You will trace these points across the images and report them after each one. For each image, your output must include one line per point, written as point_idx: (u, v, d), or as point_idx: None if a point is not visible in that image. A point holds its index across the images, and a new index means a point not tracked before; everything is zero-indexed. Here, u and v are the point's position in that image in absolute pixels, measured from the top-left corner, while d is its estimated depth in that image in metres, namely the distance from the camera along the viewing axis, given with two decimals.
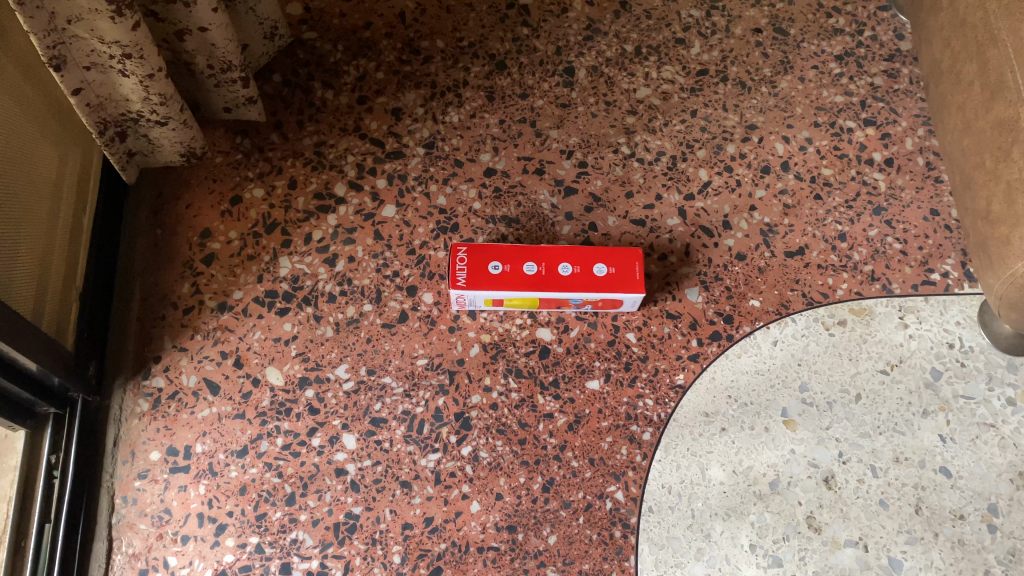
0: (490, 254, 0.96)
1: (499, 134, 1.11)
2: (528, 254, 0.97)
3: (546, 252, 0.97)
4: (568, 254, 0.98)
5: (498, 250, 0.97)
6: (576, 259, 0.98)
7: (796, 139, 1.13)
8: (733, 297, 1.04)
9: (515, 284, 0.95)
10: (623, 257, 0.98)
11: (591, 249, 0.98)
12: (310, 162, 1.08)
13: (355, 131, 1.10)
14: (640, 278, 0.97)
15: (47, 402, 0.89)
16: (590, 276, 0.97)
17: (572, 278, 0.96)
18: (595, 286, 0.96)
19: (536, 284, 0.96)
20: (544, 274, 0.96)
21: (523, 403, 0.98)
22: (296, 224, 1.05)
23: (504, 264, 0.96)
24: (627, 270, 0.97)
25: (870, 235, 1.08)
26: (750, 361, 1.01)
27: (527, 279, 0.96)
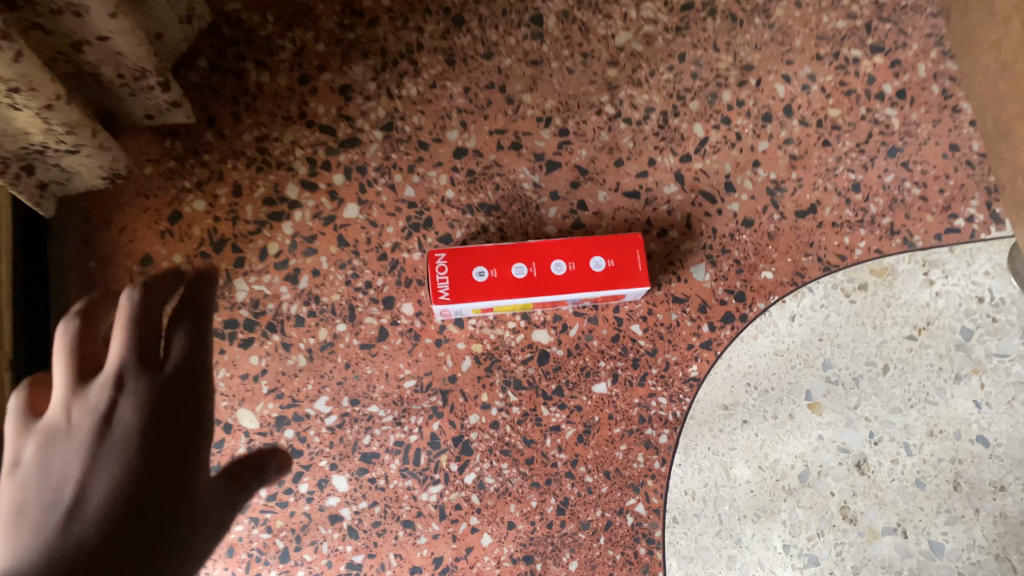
0: (473, 258, 0.87)
1: (465, 105, 0.98)
2: (516, 254, 0.87)
3: (536, 249, 0.87)
4: (563, 248, 0.88)
5: (482, 252, 0.87)
6: (571, 253, 0.88)
7: (798, 78, 1.01)
8: (744, 271, 0.94)
9: (504, 292, 0.86)
10: (622, 246, 0.88)
11: (586, 240, 0.88)
12: (254, 162, 0.95)
13: (300, 118, 0.96)
14: (643, 267, 0.88)
15: (279, 455, 0.82)
16: (587, 272, 0.87)
17: (570, 277, 0.87)
18: (595, 284, 0.87)
19: (529, 288, 0.87)
20: (536, 275, 0.87)
21: (526, 417, 0.89)
22: (248, 238, 0.93)
23: (493, 268, 0.87)
24: (628, 259, 0.88)
25: (886, 180, 0.98)
26: (767, 342, 0.92)
27: (518, 284, 0.87)
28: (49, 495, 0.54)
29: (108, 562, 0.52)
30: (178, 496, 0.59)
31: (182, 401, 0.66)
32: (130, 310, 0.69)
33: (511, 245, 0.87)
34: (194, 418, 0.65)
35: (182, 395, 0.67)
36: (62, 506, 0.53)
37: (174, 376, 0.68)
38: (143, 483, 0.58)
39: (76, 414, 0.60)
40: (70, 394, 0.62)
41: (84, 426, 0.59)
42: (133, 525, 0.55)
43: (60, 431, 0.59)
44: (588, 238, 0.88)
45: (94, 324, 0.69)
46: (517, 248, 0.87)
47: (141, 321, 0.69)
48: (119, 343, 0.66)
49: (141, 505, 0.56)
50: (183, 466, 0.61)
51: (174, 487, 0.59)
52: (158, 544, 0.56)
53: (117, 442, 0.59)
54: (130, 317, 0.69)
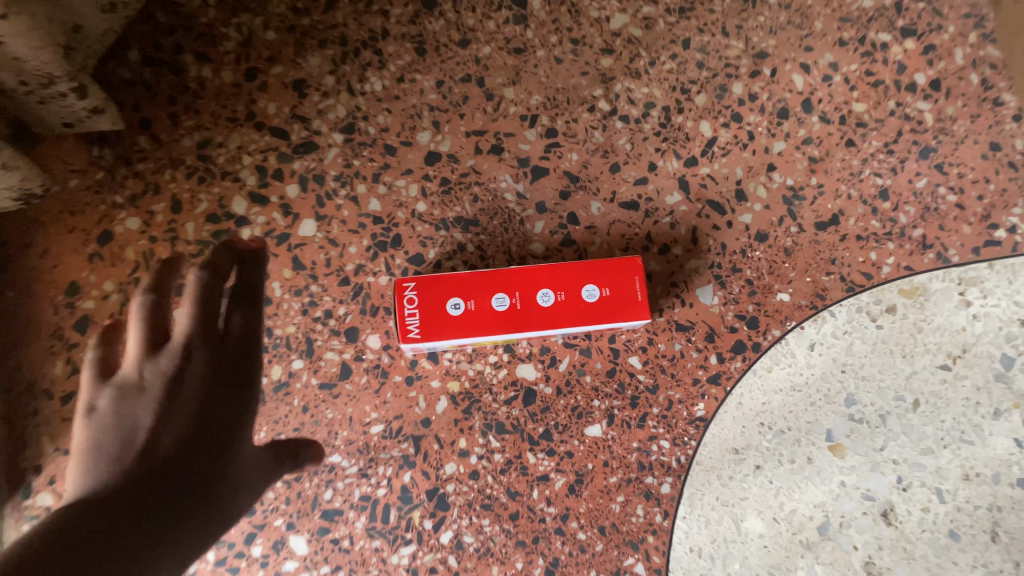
0: (448, 288, 0.75)
1: (438, 102, 0.85)
2: (498, 283, 0.75)
3: (520, 276, 0.76)
4: (551, 275, 0.76)
5: (457, 281, 0.75)
6: (560, 280, 0.76)
7: (819, 67, 0.88)
8: (757, 294, 0.83)
9: (483, 328, 0.75)
10: (619, 272, 0.76)
11: (577, 264, 0.76)
12: (195, 172, 0.82)
13: (248, 120, 0.83)
14: (644, 297, 0.76)
15: (314, 446, 0.73)
16: (580, 303, 0.76)
17: (559, 310, 0.75)
18: (588, 318, 0.75)
19: (512, 324, 0.75)
20: (521, 308, 0.75)
21: (510, 466, 0.78)
22: (190, 262, 0.81)
23: (470, 300, 0.75)
24: (626, 288, 0.76)
25: (918, 186, 0.86)
26: (783, 375, 0.82)
27: (500, 318, 0.75)
28: (115, 455, 0.59)
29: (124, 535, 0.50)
30: (219, 452, 0.63)
31: (235, 372, 0.71)
32: (206, 272, 0.73)
33: (491, 272, 0.76)
34: (242, 388, 0.70)
35: (233, 370, 0.71)
36: (122, 458, 0.59)
37: (235, 343, 0.72)
38: (179, 457, 0.60)
39: (149, 372, 0.66)
40: (144, 355, 0.67)
41: (155, 384, 0.65)
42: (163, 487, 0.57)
43: (133, 387, 0.65)
44: (579, 262, 0.76)
45: (162, 290, 0.71)
46: (498, 275, 0.76)
47: (211, 284, 0.73)
48: (185, 315, 0.71)
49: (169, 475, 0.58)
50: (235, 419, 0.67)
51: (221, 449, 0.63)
52: (188, 502, 0.57)
53: (178, 399, 0.65)
54: (197, 286, 0.72)
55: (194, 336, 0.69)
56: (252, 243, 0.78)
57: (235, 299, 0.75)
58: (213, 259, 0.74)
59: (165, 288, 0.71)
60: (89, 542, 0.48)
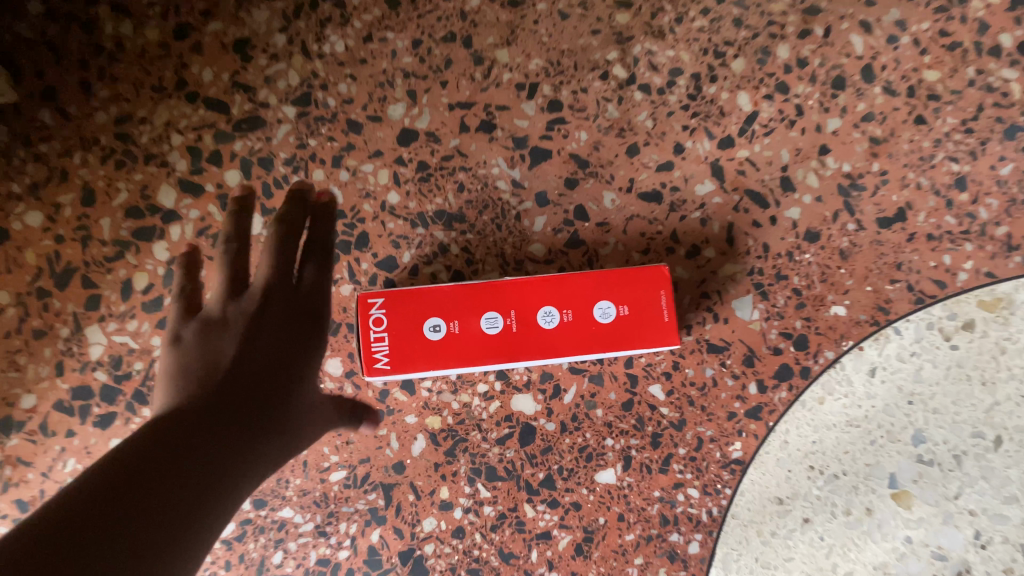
0: (426, 306, 0.60)
1: (414, 67, 0.68)
2: (488, 300, 0.60)
3: (516, 290, 0.60)
4: (554, 289, 0.61)
5: (438, 297, 0.60)
6: (566, 295, 0.61)
7: (883, 26, 0.71)
8: (806, 307, 0.68)
9: (471, 357, 0.60)
10: (639, 285, 0.60)
11: (590, 275, 0.61)
12: (112, 154, 0.66)
13: (178, 89, 0.67)
14: (672, 317, 0.60)
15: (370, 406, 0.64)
16: (590, 325, 0.60)
17: (564, 334, 0.60)
18: (602, 343, 0.60)
19: (506, 351, 0.60)
20: (517, 331, 0.60)
21: (503, 521, 0.65)
22: (105, 267, 0.65)
23: (454, 320, 0.60)
24: (649, 306, 0.60)
25: (1003, 173, 0.70)
26: (838, 408, 0.67)
27: (490, 343, 0.60)
28: (195, 383, 0.52)
29: (169, 497, 0.40)
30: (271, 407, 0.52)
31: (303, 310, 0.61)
32: (287, 221, 0.63)
33: (480, 285, 0.60)
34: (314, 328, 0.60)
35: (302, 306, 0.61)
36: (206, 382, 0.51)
37: (313, 295, 0.62)
38: (226, 420, 0.48)
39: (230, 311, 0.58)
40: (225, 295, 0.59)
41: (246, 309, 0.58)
42: (210, 447, 0.45)
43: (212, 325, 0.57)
44: (591, 272, 0.61)
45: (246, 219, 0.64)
46: (488, 289, 0.60)
47: (290, 230, 0.63)
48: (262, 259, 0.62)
49: (220, 440, 0.46)
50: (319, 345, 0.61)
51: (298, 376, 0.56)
52: (233, 473, 0.45)
53: (260, 336, 0.56)
54: (275, 239, 0.62)
55: (285, 275, 0.61)
56: (322, 195, 0.66)
57: (307, 248, 0.64)
58: (290, 211, 0.64)
59: (244, 234, 0.63)
60: (128, 494, 0.38)
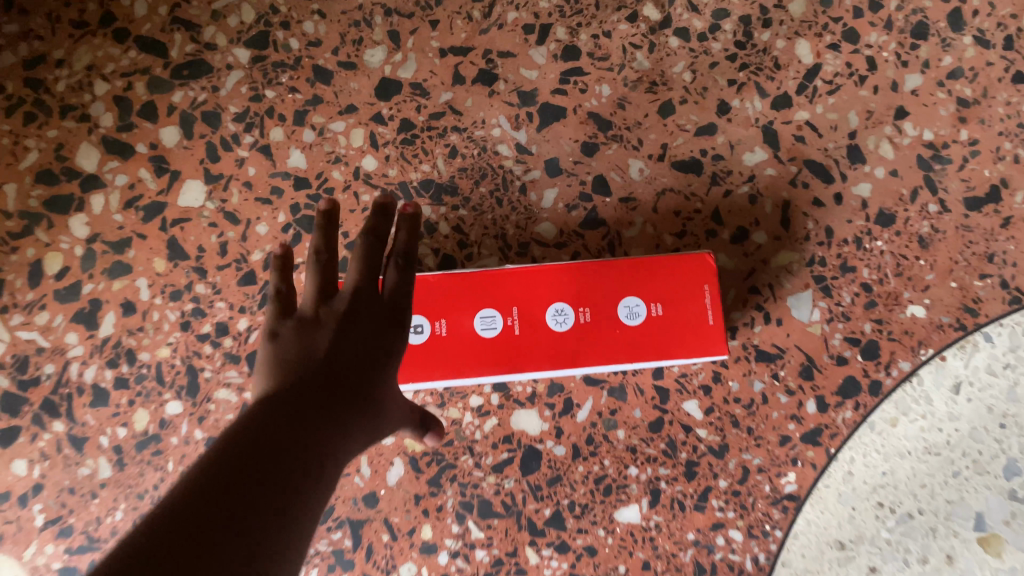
0: None
1: (397, 2, 0.55)
2: (483, 294, 0.48)
3: (520, 282, 0.48)
4: (568, 281, 0.48)
5: (420, 291, 0.48)
6: (583, 290, 0.48)
7: None
8: (877, 307, 0.55)
9: (461, 366, 0.47)
10: (676, 277, 0.48)
11: (614, 264, 0.48)
12: (19, 104, 0.54)
13: (103, 25, 0.54)
14: (719, 319, 0.47)
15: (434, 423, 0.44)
16: (613, 327, 0.47)
17: (580, 338, 0.47)
18: (629, 351, 0.47)
19: (506, 359, 0.47)
20: (520, 333, 0.47)
21: (500, 567, 0.52)
22: (10, 245, 0.53)
23: (442, 318, 0.48)
24: (689, 304, 0.47)
25: None
26: (913, 432, 0.54)
27: (486, 349, 0.47)
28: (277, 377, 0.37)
29: None
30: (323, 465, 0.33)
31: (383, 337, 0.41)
32: (374, 232, 0.44)
33: (474, 276, 0.48)
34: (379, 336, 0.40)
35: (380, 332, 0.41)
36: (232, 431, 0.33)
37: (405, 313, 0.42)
38: (290, 423, 0.34)
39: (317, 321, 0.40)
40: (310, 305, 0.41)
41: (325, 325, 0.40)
42: (265, 469, 0.31)
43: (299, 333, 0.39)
44: (616, 260, 0.48)
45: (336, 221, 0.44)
46: (485, 280, 0.48)
47: (378, 244, 0.44)
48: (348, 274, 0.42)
49: (276, 453, 0.32)
50: (388, 368, 0.40)
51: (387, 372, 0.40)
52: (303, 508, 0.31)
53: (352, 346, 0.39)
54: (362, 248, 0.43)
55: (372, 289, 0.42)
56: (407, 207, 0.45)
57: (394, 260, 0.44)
58: (375, 221, 0.44)
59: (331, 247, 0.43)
60: None
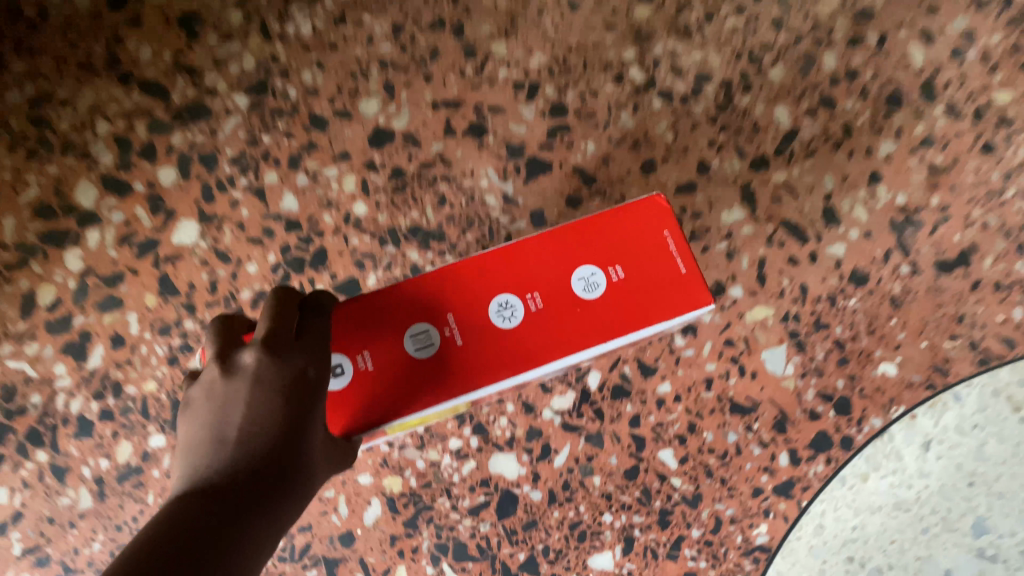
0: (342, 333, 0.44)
1: (394, 56, 0.57)
2: (427, 303, 0.45)
3: (449, 284, 0.45)
4: (515, 269, 0.45)
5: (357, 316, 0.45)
6: (534, 274, 0.45)
7: (947, 36, 0.61)
8: (849, 365, 0.56)
9: (427, 380, 0.43)
10: (629, 228, 0.45)
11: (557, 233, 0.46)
12: (24, 141, 0.55)
13: (109, 68, 0.56)
14: (687, 262, 0.45)
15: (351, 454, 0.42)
16: (575, 303, 0.44)
17: (545, 325, 0.44)
18: (602, 330, 0.44)
19: (470, 370, 0.44)
20: (466, 340, 0.44)
21: None
22: (4, 276, 0.54)
23: (366, 348, 0.44)
24: (656, 256, 0.44)
25: None
26: (885, 487, 0.55)
27: (449, 356, 0.44)
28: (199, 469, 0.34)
29: None
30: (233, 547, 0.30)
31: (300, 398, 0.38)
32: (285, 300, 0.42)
33: (392, 292, 0.45)
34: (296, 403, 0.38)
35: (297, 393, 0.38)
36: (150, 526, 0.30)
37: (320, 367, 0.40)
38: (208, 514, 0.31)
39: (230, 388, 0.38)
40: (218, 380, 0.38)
41: (214, 394, 0.38)
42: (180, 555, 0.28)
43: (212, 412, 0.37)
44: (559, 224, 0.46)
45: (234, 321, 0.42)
46: (423, 289, 0.45)
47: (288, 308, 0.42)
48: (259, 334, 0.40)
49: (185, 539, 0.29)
50: (309, 426, 0.38)
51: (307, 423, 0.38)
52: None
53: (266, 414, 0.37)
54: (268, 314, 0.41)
55: (281, 334, 0.40)
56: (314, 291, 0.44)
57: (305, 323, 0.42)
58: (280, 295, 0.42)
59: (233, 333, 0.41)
60: None
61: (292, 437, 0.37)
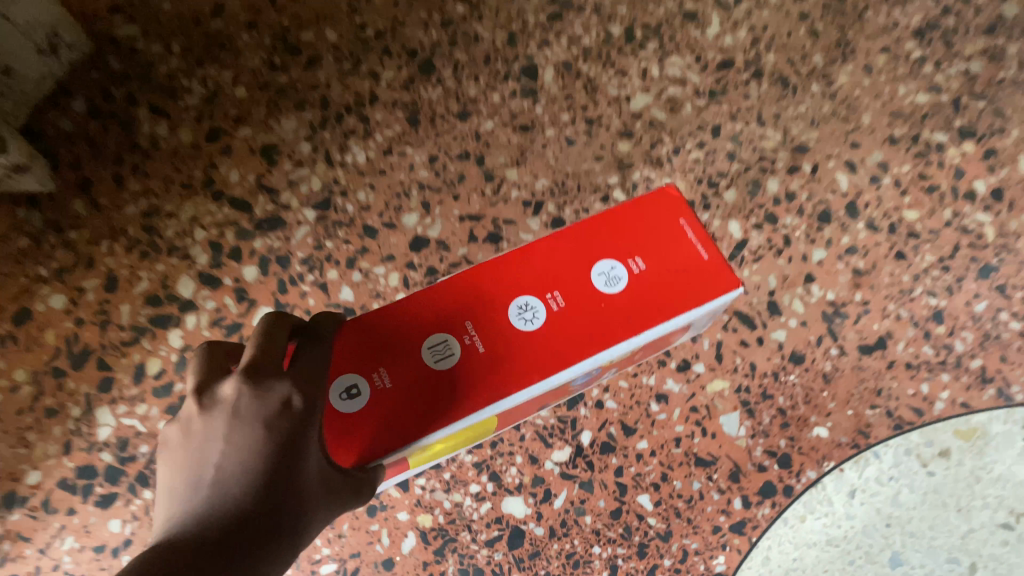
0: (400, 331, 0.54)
1: (429, 180, 0.73)
2: (480, 301, 0.55)
3: (499, 287, 0.56)
4: (555, 274, 0.57)
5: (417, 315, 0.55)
6: (571, 275, 0.57)
7: (866, 166, 0.77)
8: (790, 427, 0.70)
9: (481, 363, 0.53)
10: (656, 226, 0.58)
11: (568, 239, 0.58)
12: (138, 245, 0.70)
13: (205, 187, 0.72)
14: (706, 249, 0.57)
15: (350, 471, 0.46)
16: (604, 292, 0.55)
17: (579, 313, 0.55)
18: (625, 308, 0.55)
19: (506, 366, 0.53)
20: (486, 342, 0.54)
21: None
22: (120, 351, 0.68)
23: (380, 369, 0.53)
24: (679, 243, 0.57)
25: (977, 309, 0.74)
26: (819, 527, 0.69)
27: (501, 337, 0.54)
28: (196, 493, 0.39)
29: None
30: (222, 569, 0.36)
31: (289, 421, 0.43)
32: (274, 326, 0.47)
33: (450, 293, 0.56)
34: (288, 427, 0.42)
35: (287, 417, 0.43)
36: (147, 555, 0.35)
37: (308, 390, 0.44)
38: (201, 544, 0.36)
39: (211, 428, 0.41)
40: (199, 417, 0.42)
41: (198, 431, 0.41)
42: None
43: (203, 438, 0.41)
44: (565, 231, 0.58)
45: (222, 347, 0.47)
46: (477, 292, 0.56)
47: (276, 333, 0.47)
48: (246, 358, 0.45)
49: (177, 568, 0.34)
50: (302, 446, 0.42)
51: (297, 453, 0.42)
52: None
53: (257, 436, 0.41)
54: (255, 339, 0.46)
55: (261, 364, 0.44)
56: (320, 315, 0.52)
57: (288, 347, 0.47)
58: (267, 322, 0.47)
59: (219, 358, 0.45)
60: None
61: (284, 456, 0.41)
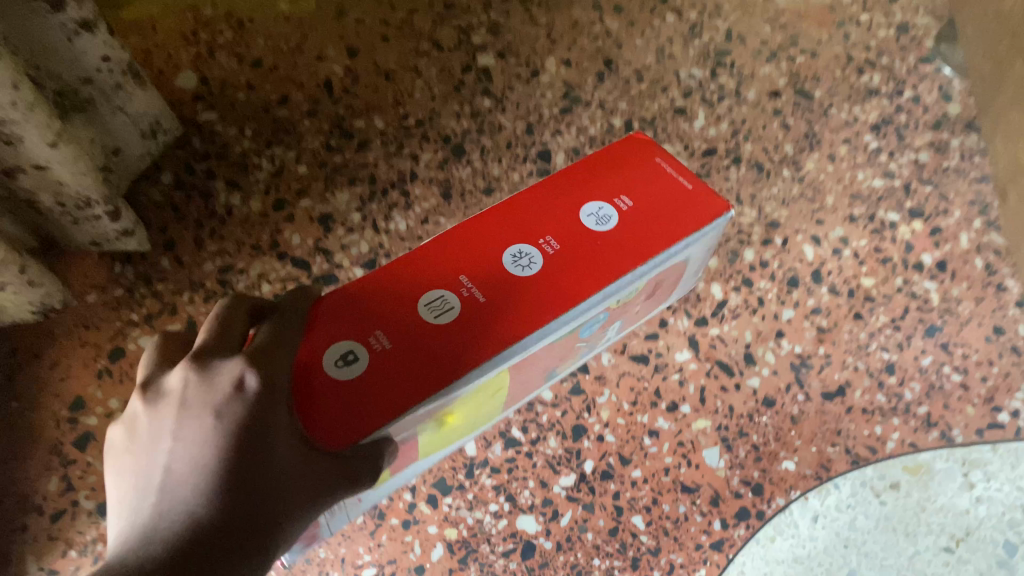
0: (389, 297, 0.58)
1: None
2: (473, 256, 0.61)
3: (487, 241, 0.62)
4: (540, 222, 0.63)
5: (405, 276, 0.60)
6: (558, 221, 0.63)
7: (829, 240, 0.91)
8: (762, 460, 0.82)
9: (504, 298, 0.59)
10: (625, 169, 0.67)
11: (548, 193, 0.65)
12: (213, 295, 0.83)
13: (271, 248, 0.85)
14: (686, 179, 0.66)
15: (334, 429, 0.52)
16: (596, 227, 0.63)
17: (578, 246, 0.62)
18: (623, 235, 0.62)
19: (523, 301, 0.59)
20: (484, 292, 0.59)
21: None
22: None
23: (377, 332, 0.56)
24: (655, 178, 0.66)
25: (923, 363, 0.86)
26: (786, 546, 0.79)
27: (513, 275, 0.60)
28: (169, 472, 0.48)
29: None
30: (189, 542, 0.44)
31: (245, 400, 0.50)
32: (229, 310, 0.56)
33: (432, 257, 0.61)
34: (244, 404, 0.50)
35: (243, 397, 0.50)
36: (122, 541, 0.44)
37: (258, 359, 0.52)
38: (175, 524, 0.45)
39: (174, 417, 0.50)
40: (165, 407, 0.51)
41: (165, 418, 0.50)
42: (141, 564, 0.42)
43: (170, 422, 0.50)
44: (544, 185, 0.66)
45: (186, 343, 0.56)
46: (462, 251, 0.62)
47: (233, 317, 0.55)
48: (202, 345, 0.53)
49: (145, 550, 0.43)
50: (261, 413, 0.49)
51: (262, 424, 0.49)
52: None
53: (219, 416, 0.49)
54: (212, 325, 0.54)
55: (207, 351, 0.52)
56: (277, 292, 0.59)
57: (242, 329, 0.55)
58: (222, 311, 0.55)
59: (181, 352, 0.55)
60: None
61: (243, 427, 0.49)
